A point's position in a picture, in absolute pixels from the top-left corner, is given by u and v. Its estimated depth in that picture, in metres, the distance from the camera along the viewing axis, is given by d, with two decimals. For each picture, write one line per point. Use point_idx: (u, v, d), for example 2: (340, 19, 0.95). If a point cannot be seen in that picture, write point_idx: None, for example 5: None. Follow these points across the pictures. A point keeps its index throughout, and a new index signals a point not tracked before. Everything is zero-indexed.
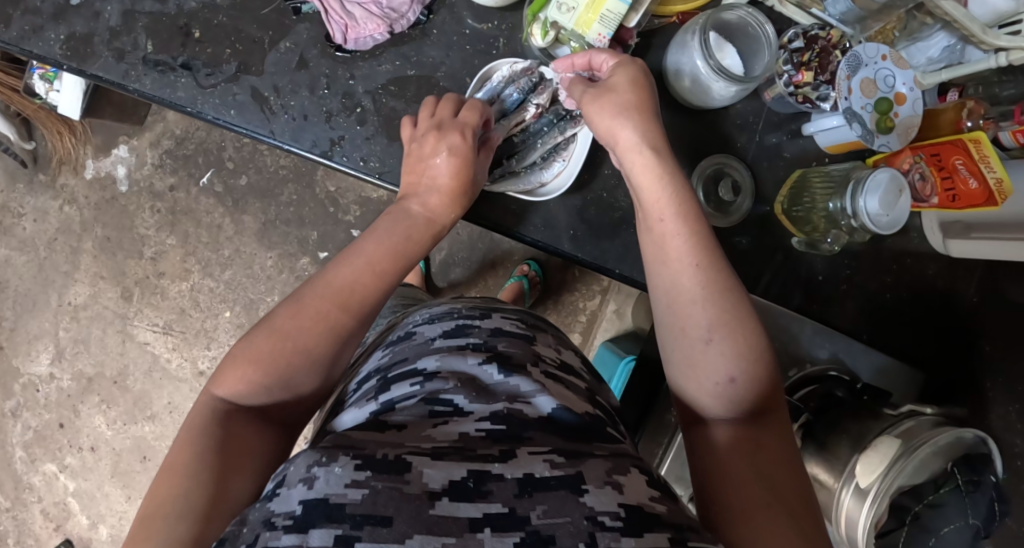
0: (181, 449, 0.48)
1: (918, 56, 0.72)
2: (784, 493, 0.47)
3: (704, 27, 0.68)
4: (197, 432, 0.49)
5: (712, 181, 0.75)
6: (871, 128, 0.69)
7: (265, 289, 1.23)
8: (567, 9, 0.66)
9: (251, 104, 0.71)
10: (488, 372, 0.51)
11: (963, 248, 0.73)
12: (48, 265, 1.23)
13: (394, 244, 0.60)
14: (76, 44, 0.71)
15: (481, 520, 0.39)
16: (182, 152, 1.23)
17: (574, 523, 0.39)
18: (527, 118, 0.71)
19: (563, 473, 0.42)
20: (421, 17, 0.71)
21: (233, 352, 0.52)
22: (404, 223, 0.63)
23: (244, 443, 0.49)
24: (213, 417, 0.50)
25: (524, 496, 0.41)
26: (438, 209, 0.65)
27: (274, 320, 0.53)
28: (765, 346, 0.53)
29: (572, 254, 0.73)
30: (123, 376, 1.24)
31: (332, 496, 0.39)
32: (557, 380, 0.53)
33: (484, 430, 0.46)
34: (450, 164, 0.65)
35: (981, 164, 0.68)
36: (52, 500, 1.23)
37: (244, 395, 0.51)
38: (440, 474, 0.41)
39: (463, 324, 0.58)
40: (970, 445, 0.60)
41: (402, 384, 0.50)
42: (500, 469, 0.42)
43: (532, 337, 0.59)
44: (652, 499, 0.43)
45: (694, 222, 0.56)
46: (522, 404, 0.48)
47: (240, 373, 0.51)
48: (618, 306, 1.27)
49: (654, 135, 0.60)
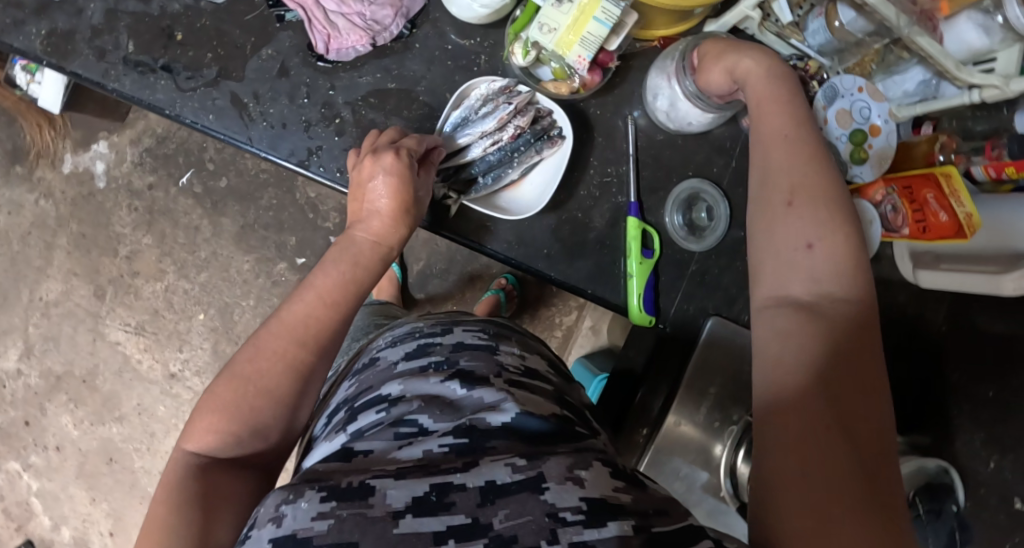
0: (158, 506, 0.45)
1: (894, 89, 0.74)
2: (837, 411, 0.40)
3: (683, 52, 0.69)
4: (172, 488, 0.46)
5: (686, 207, 0.75)
6: (844, 159, 0.72)
7: (240, 293, 1.22)
8: (548, 30, 0.66)
9: (230, 109, 0.71)
10: (450, 388, 0.51)
11: (933, 279, 0.74)
12: (21, 260, 1.21)
13: (342, 272, 0.59)
14: (57, 41, 0.71)
15: (445, 533, 0.38)
16: (163, 151, 1.22)
17: (535, 521, 0.39)
18: (504, 138, 0.70)
19: (524, 476, 0.41)
20: (403, 31, 0.71)
21: (199, 402, 0.50)
22: (350, 252, 0.61)
23: (223, 497, 0.47)
24: (188, 469, 0.48)
25: (486, 505, 0.40)
26: (386, 233, 0.63)
27: (233, 367, 0.51)
28: (848, 252, 0.47)
29: (546, 273, 0.73)
30: (92, 375, 1.22)
31: (299, 531, 0.38)
32: (522, 387, 0.53)
33: (447, 446, 0.45)
34: (388, 185, 0.63)
35: (952, 198, 0.68)
36: (15, 500, 1.21)
37: (215, 445, 0.49)
38: (403, 492, 0.40)
39: (424, 343, 0.57)
40: (932, 474, 0.63)
41: (368, 413, 0.50)
42: (462, 478, 0.41)
43: (494, 347, 0.58)
44: (616, 491, 0.42)
45: (815, 169, 0.51)
46: (485, 414, 0.48)
47: (209, 423, 0.49)
48: (594, 322, 1.27)
49: (785, 103, 0.55)
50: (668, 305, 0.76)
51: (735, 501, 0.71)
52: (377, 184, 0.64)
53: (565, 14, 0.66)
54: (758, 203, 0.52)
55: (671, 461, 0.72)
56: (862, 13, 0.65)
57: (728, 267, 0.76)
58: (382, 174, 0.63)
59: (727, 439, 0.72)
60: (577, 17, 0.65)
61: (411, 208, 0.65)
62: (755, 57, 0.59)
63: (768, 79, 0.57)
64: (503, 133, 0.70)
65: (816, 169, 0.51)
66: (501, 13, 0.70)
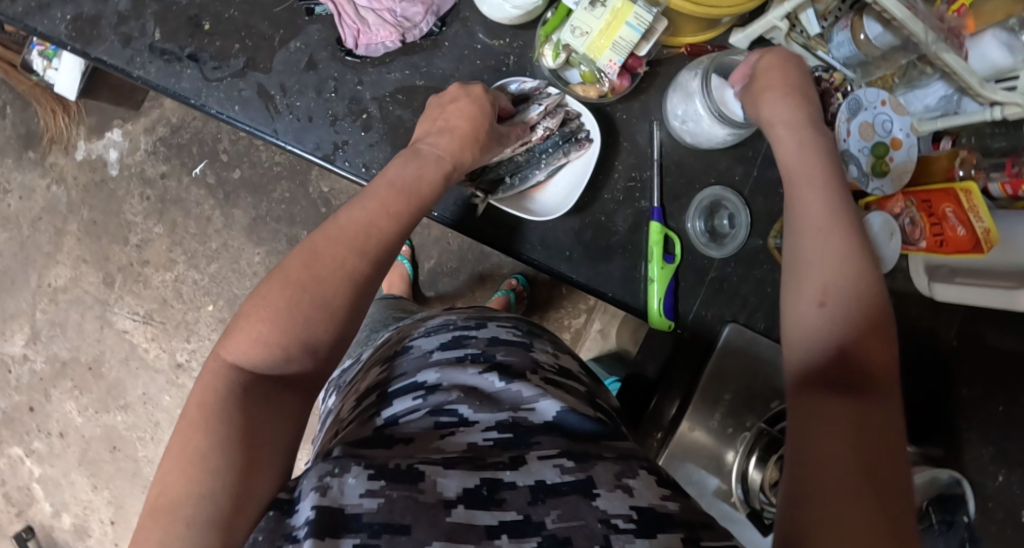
0: (195, 431, 0.42)
1: (915, 103, 0.74)
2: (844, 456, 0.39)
3: (709, 69, 0.69)
4: (212, 408, 0.44)
5: (708, 213, 0.76)
6: (865, 171, 0.73)
7: (250, 285, 1.22)
8: (580, 33, 0.67)
9: (255, 100, 0.71)
10: (489, 380, 0.52)
11: (948, 292, 0.75)
12: (30, 245, 1.21)
13: (401, 184, 0.59)
14: (83, 25, 0.71)
15: (498, 527, 0.39)
16: (177, 140, 1.22)
17: (588, 526, 0.39)
18: (533, 139, 0.71)
19: (573, 478, 0.42)
20: (433, 28, 0.72)
21: (241, 311, 0.49)
22: (412, 168, 0.61)
23: (268, 420, 0.45)
24: (230, 380, 0.46)
25: (537, 504, 0.41)
26: (449, 151, 0.64)
27: (283, 271, 0.51)
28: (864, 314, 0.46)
29: (567, 274, 0.73)
30: (98, 362, 1.21)
31: (348, 506, 0.38)
32: (558, 386, 0.54)
33: (492, 440, 0.46)
34: (465, 110, 0.66)
35: (970, 213, 0.69)
36: (16, 485, 1.20)
37: (258, 359, 0.47)
38: (453, 482, 0.41)
39: (460, 335, 0.58)
40: (944, 485, 0.63)
41: (405, 398, 0.50)
42: (512, 477, 0.42)
43: (528, 345, 0.59)
44: (663, 499, 0.42)
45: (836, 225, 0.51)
46: (526, 412, 0.49)
47: (252, 335, 0.48)
48: (602, 325, 1.28)
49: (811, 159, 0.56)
50: (686, 310, 0.76)
51: (745, 507, 0.71)
52: (456, 106, 0.66)
53: (598, 18, 0.66)
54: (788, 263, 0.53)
55: (683, 467, 0.73)
56: (891, 27, 0.66)
57: (746, 275, 0.76)
58: (462, 99, 0.67)
59: (739, 445, 0.72)
60: (610, 21, 0.66)
61: (481, 136, 0.66)
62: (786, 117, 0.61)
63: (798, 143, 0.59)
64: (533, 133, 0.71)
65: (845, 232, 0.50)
66: (532, 15, 0.71)
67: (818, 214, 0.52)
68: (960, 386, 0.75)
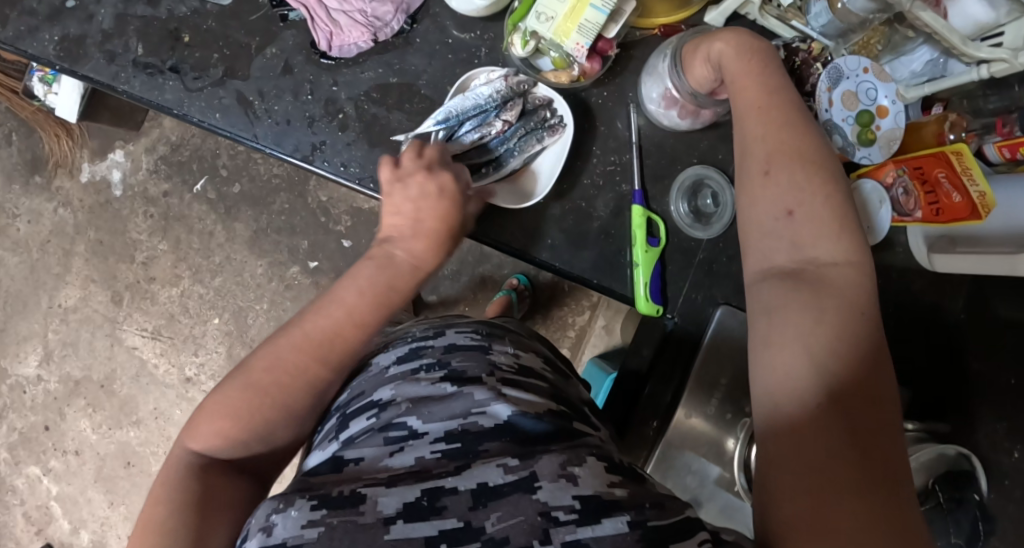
0: (156, 505, 0.47)
1: (902, 70, 0.73)
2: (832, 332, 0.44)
3: (675, 51, 0.68)
4: (172, 489, 0.48)
5: (691, 193, 0.74)
6: (852, 141, 0.71)
7: (254, 297, 1.24)
8: (545, 19, 0.67)
9: (235, 107, 0.72)
10: (442, 388, 0.50)
11: (949, 262, 0.71)
12: (40, 267, 1.24)
13: (372, 283, 0.56)
14: (69, 45, 0.73)
15: (438, 537, 0.38)
16: (177, 158, 1.24)
17: (527, 521, 0.38)
18: (493, 131, 0.71)
19: (517, 477, 0.41)
20: (404, 26, 0.72)
21: (204, 404, 0.51)
22: (388, 269, 0.58)
23: (219, 503, 0.49)
24: (192, 469, 0.49)
25: (478, 508, 0.39)
26: (422, 256, 0.60)
27: (246, 371, 0.52)
28: (833, 194, 0.50)
29: (549, 262, 0.73)
30: (110, 380, 1.23)
31: (289, 539, 0.37)
32: (514, 386, 0.52)
33: (440, 451, 0.45)
34: (437, 209, 0.61)
35: (965, 177, 0.66)
36: (35, 504, 1.23)
37: (220, 450, 0.50)
38: (393, 498, 0.40)
39: (417, 347, 0.57)
40: (951, 461, 0.60)
41: (360, 419, 0.50)
42: (453, 482, 0.41)
43: (487, 347, 0.57)
44: (610, 486, 0.41)
45: (783, 92, 0.56)
46: (477, 416, 0.47)
47: (214, 426, 0.50)
48: (607, 321, 1.27)
49: (761, 57, 0.58)
50: (675, 295, 0.74)
51: (749, 495, 0.68)
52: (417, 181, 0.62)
53: (563, 3, 0.66)
54: (741, 169, 0.55)
55: (681, 455, 0.70)
56: None
57: (736, 256, 0.74)
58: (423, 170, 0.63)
59: (739, 431, 0.70)
60: (574, 5, 0.66)
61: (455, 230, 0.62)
62: (727, 37, 0.60)
63: (738, 57, 0.59)
64: (491, 126, 0.70)
65: (800, 137, 0.53)
66: (499, 5, 0.71)
67: (779, 91, 0.56)
68: (970, 360, 0.72)
